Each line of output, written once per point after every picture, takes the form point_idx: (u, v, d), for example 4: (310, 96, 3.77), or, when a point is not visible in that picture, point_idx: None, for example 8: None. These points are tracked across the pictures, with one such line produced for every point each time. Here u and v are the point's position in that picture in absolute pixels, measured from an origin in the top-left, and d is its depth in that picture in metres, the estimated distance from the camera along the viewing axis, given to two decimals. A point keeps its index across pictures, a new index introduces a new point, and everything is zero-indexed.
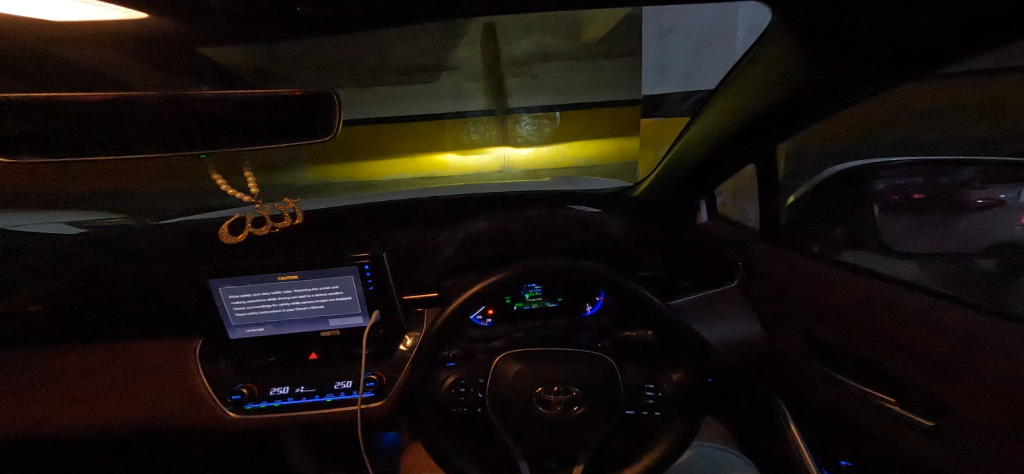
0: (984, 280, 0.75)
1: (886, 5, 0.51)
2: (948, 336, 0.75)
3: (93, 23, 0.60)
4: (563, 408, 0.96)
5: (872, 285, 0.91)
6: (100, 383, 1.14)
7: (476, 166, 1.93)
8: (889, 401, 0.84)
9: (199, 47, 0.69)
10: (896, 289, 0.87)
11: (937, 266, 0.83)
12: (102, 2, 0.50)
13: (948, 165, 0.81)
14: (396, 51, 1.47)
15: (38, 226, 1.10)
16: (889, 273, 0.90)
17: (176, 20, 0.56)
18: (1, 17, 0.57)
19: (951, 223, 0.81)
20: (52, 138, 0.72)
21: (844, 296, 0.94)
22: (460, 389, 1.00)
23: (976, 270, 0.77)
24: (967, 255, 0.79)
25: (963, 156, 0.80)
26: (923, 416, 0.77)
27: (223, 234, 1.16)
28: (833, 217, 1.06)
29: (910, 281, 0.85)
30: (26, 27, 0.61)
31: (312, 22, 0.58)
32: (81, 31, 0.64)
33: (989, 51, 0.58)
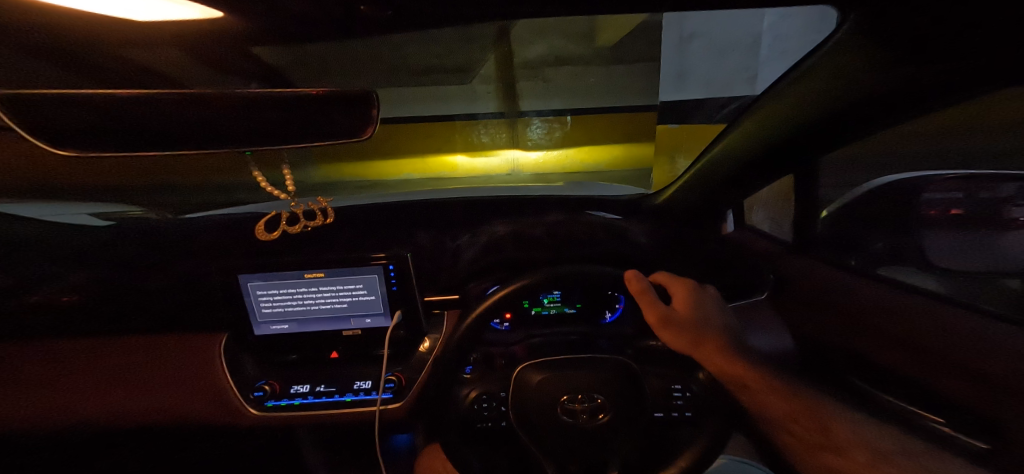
0: (1011, 298, 0.86)
1: None
2: (997, 356, 0.79)
3: (164, 24, 0.62)
4: (589, 416, 0.92)
5: (932, 308, 0.91)
6: (127, 376, 1.16)
7: (484, 167, 1.92)
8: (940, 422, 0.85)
9: (253, 45, 0.71)
10: (962, 313, 0.88)
11: (962, 280, 0.93)
12: (189, 2, 0.52)
13: (983, 180, 0.90)
14: (419, 53, 1.49)
15: (63, 217, 1.13)
16: (914, 284, 0.96)
17: (244, 17, 0.58)
18: (81, 14, 0.58)
19: (992, 242, 0.92)
20: (108, 130, 0.74)
21: (890, 315, 0.95)
22: (483, 405, 1.00)
23: (1003, 287, 0.88)
24: (994, 276, 0.90)
25: (995, 173, 0.90)
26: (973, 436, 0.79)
27: (258, 231, 1.15)
28: (873, 229, 1.03)
29: (935, 291, 0.93)
30: (100, 25, 0.63)
31: (370, 21, 0.60)
32: (148, 32, 0.65)
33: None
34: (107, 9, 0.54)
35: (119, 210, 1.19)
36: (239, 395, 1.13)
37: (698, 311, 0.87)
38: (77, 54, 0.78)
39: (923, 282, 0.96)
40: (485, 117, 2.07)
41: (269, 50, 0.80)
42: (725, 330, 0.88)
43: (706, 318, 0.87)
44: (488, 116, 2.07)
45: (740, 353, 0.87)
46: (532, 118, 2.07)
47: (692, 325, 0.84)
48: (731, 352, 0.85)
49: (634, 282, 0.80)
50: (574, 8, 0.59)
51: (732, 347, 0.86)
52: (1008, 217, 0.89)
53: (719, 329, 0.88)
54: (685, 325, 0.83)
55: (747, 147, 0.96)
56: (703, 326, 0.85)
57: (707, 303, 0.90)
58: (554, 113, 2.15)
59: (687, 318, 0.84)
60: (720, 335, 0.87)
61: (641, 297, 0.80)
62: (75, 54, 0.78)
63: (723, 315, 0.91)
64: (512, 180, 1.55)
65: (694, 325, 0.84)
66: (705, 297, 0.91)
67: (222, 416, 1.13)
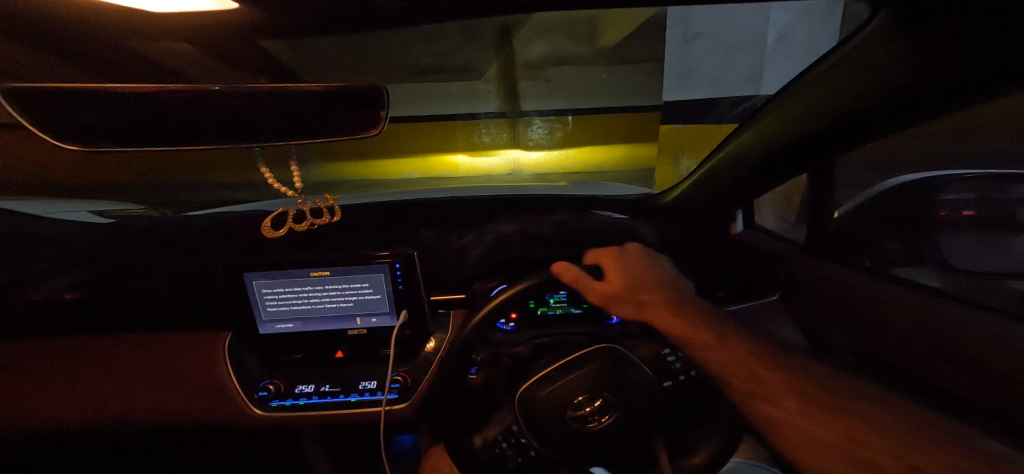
0: (1011, 297, 0.92)
1: None
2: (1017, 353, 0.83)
3: (180, 15, 0.60)
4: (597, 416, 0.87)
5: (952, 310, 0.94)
6: (130, 375, 1.15)
7: (487, 168, 1.77)
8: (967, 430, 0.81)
9: (263, 38, 0.69)
10: (981, 318, 0.91)
11: (964, 281, 0.97)
12: None
13: (1005, 180, 0.89)
14: (424, 51, 1.47)
15: (68, 214, 1.09)
16: (921, 282, 0.99)
17: (259, 8, 0.57)
18: (101, 6, 0.57)
19: (1007, 242, 0.92)
20: (113, 124, 0.73)
21: (908, 318, 0.95)
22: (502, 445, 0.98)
23: (1008, 288, 0.93)
24: (996, 276, 0.95)
25: (1015, 173, 0.89)
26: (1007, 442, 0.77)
27: (264, 227, 1.12)
28: (888, 231, 1.01)
29: (943, 291, 0.97)
30: (115, 16, 0.61)
31: (387, 13, 0.59)
32: (163, 23, 0.64)
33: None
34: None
35: (121, 208, 1.16)
36: (244, 395, 1.12)
37: (634, 276, 0.90)
38: (81, 45, 0.77)
39: (932, 280, 0.99)
40: (486, 117, 2.04)
41: (277, 44, 0.79)
42: (665, 286, 0.92)
43: (645, 280, 0.91)
44: (488, 117, 2.04)
45: (683, 305, 0.90)
46: (533, 118, 2.01)
47: (631, 293, 0.87)
48: (674, 306, 0.89)
49: (567, 272, 0.81)
50: None
51: (675, 303, 0.89)
52: (1018, 219, 0.89)
53: (660, 287, 0.91)
54: (625, 296, 0.87)
55: (762, 146, 0.94)
56: (641, 290, 0.88)
57: (643, 267, 0.94)
58: (555, 113, 2.09)
59: (625, 288, 0.88)
60: (662, 293, 0.90)
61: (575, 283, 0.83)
62: (79, 45, 0.76)
63: (662, 275, 0.95)
64: (513, 181, 1.52)
65: (634, 292, 0.88)
66: (641, 263, 0.95)
67: (226, 416, 1.12)
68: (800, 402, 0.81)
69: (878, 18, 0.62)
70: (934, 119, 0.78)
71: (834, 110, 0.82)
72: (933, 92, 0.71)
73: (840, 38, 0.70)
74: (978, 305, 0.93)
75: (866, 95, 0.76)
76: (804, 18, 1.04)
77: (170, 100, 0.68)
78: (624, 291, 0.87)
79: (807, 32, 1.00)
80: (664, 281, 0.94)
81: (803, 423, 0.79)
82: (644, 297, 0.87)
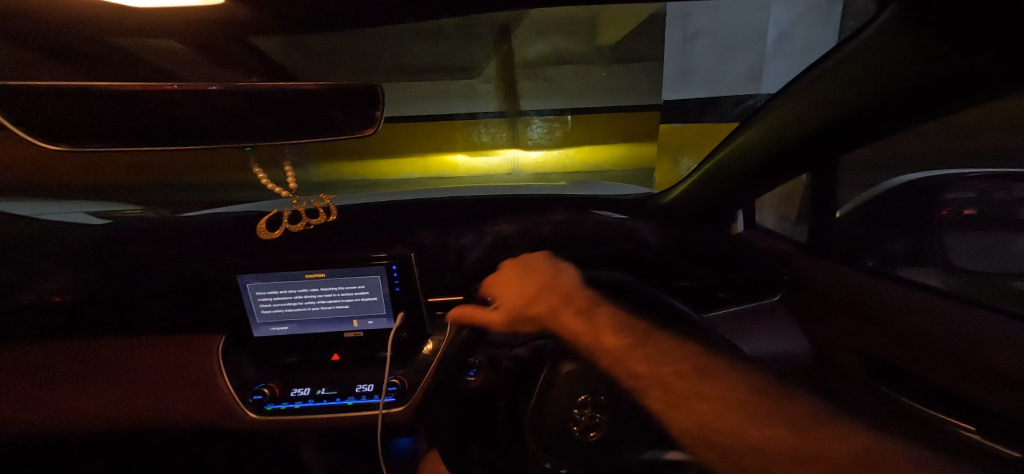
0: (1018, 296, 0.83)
1: None
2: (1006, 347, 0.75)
3: (167, 10, 0.58)
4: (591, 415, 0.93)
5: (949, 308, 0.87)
6: (124, 377, 1.14)
7: (486, 168, 1.76)
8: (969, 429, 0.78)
9: (253, 36, 0.68)
10: (981, 317, 0.82)
11: (965, 282, 0.90)
12: None
13: (999, 179, 0.89)
14: (421, 49, 1.46)
15: (61, 215, 1.09)
16: (918, 280, 0.94)
17: (245, 3, 0.55)
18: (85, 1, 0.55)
19: (1009, 243, 0.89)
20: (100, 123, 0.72)
21: (910, 318, 0.90)
22: None
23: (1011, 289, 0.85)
24: (999, 277, 0.88)
25: (1007, 174, 0.89)
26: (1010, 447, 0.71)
27: (260, 230, 1.13)
28: (892, 230, 0.99)
29: (942, 289, 0.90)
30: (100, 12, 0.60)
31: (377, 8, 0.57)
32: (149, 19, 0.62)
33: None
34: None
35: (122, 209, 1.17)
36: (239, 398, 1.10)
37: (523, 288, 0.95)
38: (69, 44, 0.76)
39: (932, 280, 0.93)
40: (486, 117, 2.02)
41: (271, 41, 0.78)
42: (558, 288, 0.94)
43: (535, 292, 0.94)
44: (488, 116, 2.02)
45: (576, 302, 0.91)
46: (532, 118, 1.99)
47: (518, 310, 0.92)
48: (567, 308, 0.91)
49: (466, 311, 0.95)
50: None
51: (567, 303, 0.92)
52: (1018, 219, 0.87)
53: (551, 291, 0.94)
54: (516, 315, 0.92)
55: (763, 146, 0.93)
56: (532, 304, 0.92)
57: (531, 276, 0.98)
58: (554, 113, 2.03)
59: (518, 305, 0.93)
60: (553, 297, 0.93)
61: (470, 309, 0.95)
62: (67, 43, 0.75)
63: (558, 278, 0.96)
64: (512, 181, 1.50)
65: (526, 305, 0.92)
66: (534, 274, 0.98)
67: (220, 420, 1.11)
68: (682, 381, 0.78)
69: (881, 15, 0.61)
70: (937, 120, 0.78)
71: (837, 109, 0.80)
72: (938, 92, 0.70)
73: (844, 37, 0.68)
74: (991, 308, 0.82)
75: (869, 95, 0.75)
76: (806, 16, 1.03)
77: (161, 98, 0.67)
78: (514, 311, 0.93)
79: (809, 30, 0.98)
80: (559, 281, 0.96)
81: (705, 400, 0.74)
82: (533, 309, 0.91)
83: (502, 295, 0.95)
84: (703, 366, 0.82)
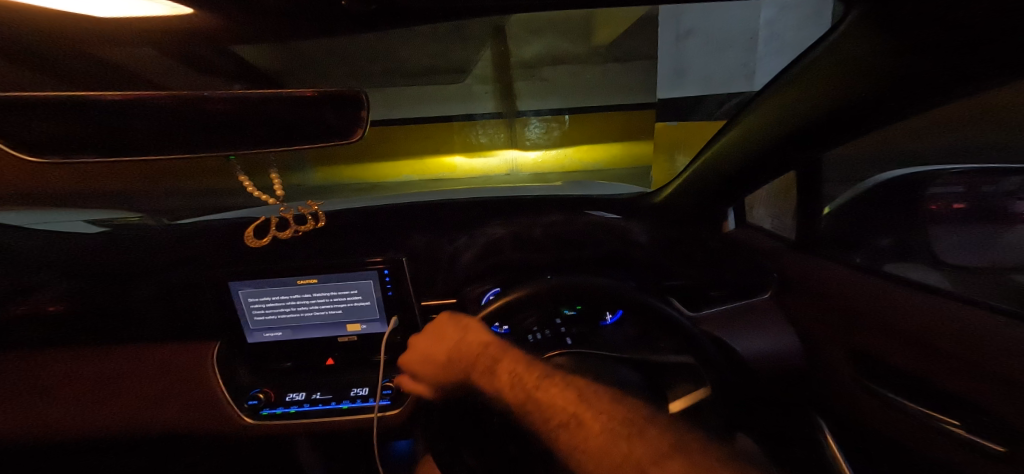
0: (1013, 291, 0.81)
1: None
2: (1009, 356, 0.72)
3: (138, 20, 0.59)
4: None
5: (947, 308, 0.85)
6: (123, 386, 1.15)
7: (484, 169, 1.82)
8: (954, 424, 0.79)
9: (234, 44, 0.69)
10: (990, 322, 0.78)
11: (963, 278, 0.88)
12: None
13: (991, 173, 0.84)
14: (410, 54, 1.46)
15: (63, 225, 1.10)
16: (912, 277, 0.94)
17: (220, 14, 0.57)
18: (54, 14, 0.56)
19: (996, 237, 0.85)
20: (87, 137, 0.73)
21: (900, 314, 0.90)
22: None
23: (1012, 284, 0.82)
24: (998, 270, 0.85)
25: (1007, 165, 0.82)
26: (995, 441, 0.72)
27: (247, 237, 1.14)
28: (879, 226, 1.01)
29: (933, 286, 0.90)
30: (73, 24, 0.61)
31: (355, 17, 0.59)
32: (121, 29, 0.63)
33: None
34: (64, 6, 0.52)
35: (114, 216, 1.14)
36: (235, 404, 1.12)
37: (433, 364, 0.81)
38: (60, 60, 0.78)
39: (933, 280, 0.91)
40: (483, 117, 2.06)
41: (252, 50, 0.79)
42: (466, 348, 0.78)
43: (445, 356, 0.80)
44: (485, 117, 2.06)
45: (489, 357, 0.75)
46: (530, 118, 2.01)
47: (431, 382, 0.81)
48: (478, 370, 0.76)
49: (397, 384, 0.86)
50: None
51: (488, 363, 0.75)
52: (1012, 212, 0.82)
53: (464, 352, 0.78)
54: (437, 384, 0.81)
55: (746, 145, 0.94)
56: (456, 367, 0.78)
57: (441, 337, 0.81)
58: (552, 113, 2.07)
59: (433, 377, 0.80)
60: (464, 362, 0.77)
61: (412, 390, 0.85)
62: (55, 58, 0.76)
63: (468, 333, 0.79)
64: (511, 181, 1.53)
65: (437, 379, 0.80)
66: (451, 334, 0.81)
67: (218, 425, 1.12)
68: (565, 432, 0.68)
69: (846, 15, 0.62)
70: (914, 116, 0.80)
71: (816, 109, 0.81)
72: (903, 87, 0.72)
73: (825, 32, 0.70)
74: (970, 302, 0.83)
75: (845, 93, 0.77)
76: (793, 13, 1.03)
77: (151, 104, 0.69)
78: (429, 380, 0.81)
79: (797, 28, 0.99)
80: (472, 337, 0.78)
81: (583, 452, 0.66)
82: (450, 378, 0.79)
83: (426, 362, 0.82)
84: (583, 412, 0.69)
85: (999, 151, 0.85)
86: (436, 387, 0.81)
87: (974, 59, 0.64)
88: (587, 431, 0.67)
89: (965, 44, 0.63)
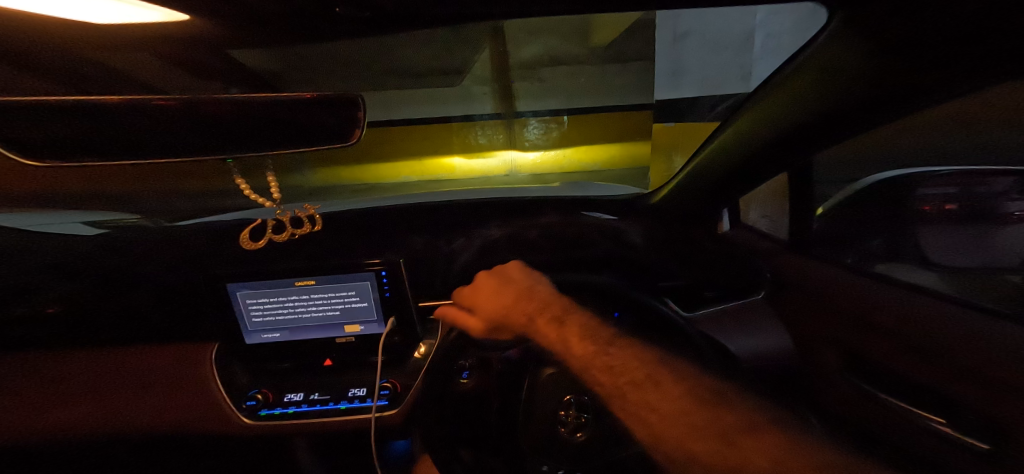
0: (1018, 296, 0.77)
1: None
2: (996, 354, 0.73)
3: (135, 25, 0.60)
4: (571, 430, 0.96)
5: (937, 308, 0.86)
6: (122, 388, 1.16)
7: (483, 169, 1.82)
8: (940, 422, 0.83)
9: (232, 48, 0.70)
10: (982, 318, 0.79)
11: (955, 278, 0.86)
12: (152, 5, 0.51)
13: (982, 174, 0.82)
14: (408, 56, 1.46)
15: (61, 226, 1.10)
16: (907, 279, 0.92)
17: (217, 20, 0.58)
18: (52, 20, 0.57)
19: (987, 236, 0.82)
20: (86, 141, 0.74)
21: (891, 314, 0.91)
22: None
23: (1002, 283, 0.80)
24: (990, 271, 0.82)
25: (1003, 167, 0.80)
26: (978, 439, 0.75)
27: (244, 241, 1.14)
28: (871, 228, 1.00)
29: (927, 287, 0.89)
30: (71, 29, 0.62)
31: (351, 23, 0.61)
32: (118, 34, 0.64)
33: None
34: (63, 12, 0.53)
35: (115, 219, 1.16)
36: (233, 405, 1.12)
37: (498, 307, 0.96)
38: (57, 64, 0.78)
39: (935, 284, 0.89)
40: (481, 119, 2.06)
41: (249, 54, 0.80)
42: (536, 296, 0.96)
43: (512, 299, 0.96)
44: (484, 118, 2.06)
45: (556, 309, 0.95)
46: (529, 119, 2.04)
47: (494, 318, 0.95)
48: (542, 317, 0.93)
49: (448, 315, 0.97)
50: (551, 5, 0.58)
51: (555, 310, 0.95)
52: (1002, 212, 0.79)
53: (534, 299, 0.96)
54: (495, 323, 0.94)
55: (738, 147, 0.95)
56: (522, 307, 0.95)
57: (512, 287, 0.99)
58: (551, 113, 2.08)
59: (495, 316, 0.95)
60: (531, 305, 0.95)
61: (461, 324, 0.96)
62: (53, 62, 0.77)
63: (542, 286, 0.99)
64: (512, 181, 1.57)
65: (498, 318, 0.94)
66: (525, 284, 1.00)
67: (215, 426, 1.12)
68: (635, 390, 0.85)
69: None
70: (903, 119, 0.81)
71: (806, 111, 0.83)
72: (886, 91, 0.75)
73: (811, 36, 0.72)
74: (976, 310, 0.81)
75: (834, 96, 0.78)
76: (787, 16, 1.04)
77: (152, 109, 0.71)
78: (490, 317, 0.95)
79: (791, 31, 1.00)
80: (542, 289, 0.99)
81: (655, 413, 0.82)
82: (513, 320, 0.93)
83: (496, 302, 0.97)
84: (649, 376, 0.87)
85: (989, 152, 0.84)
86: (492, 325, 0.94)
87: (957, 63, 0.66)
88: (665, 393, 0.84)
89: (948, 49, 0.65)
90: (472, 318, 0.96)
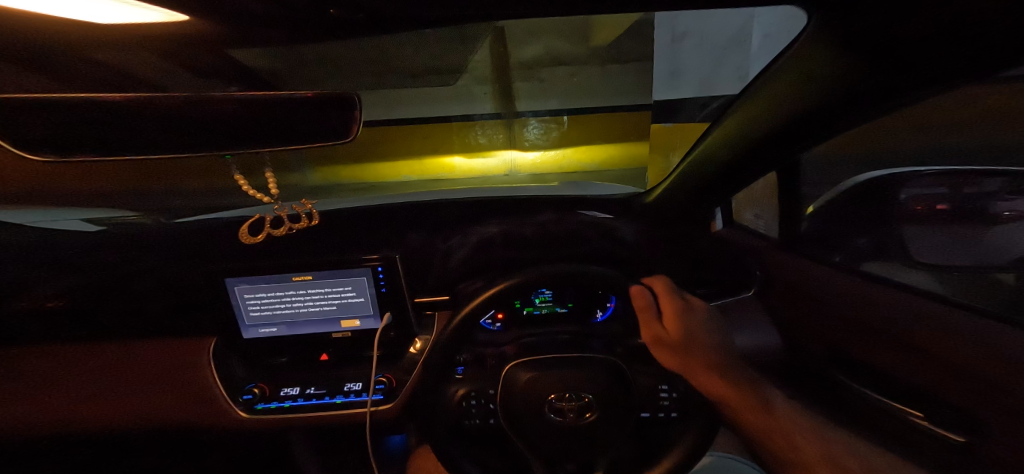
0: (1005, 291, 0.90)
1: (905, 8, 0.53)
2: None
3: (131, 24, 0.61)
4: (576, 414, 0.91)
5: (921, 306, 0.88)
6: (121, 381, 1.17)
7: (484, 169, 2.00)
8: (920, 417, 0.87)
9: (228, 47, 0.72)
10: (959, 315, 0.89)
11: (951, 277, 0.98)
12: (147, 4, 0.53)
13: (969, 177, 0.96)
14: (409, 56, 1.48)
15: (60, 223, 1.13)
16: (906, 282, 1.00)
17: (212, 19, 0.59)
18: (52, 19, 0.58)
19: (977, 236, 0.98)
20: (85, 138, 0.75)
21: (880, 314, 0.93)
22: (472, 401, 0.98)
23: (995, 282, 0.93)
24: (987, 269, 0.96)
25: (984, 169, 0.95)
26: (953, 431, 0.81)
27: (241, 234, 1.15)
28: (861, 227, 1.11)
29: (922, 288, 0.98)
30: (71, 29, 0.63)
31: (346, 24, 0.62)
32: (114, 32, 0.65)
33: (1008, 67, 0.57)
34: (61, 11, 0.54)
35: (113, 216, 1.19)
36: (229, 398, 1.13)
37: (692, 337, 0.86)
38: (61, 62, 0.80)
39: (916, 280, 1.00)
40: (482, 118, 2.10)
41: (248, 53, 0.82)
42: (720, 353, 0.88)
43: (703, 343, 0.87)
44: (484, 117, 2.09)
45: (735, 380, 0.86)
46: (529, 119, 2.08)
47: (677, 343, 0.85)
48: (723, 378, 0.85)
49: (639, 299, 0.83)
50: (541, 6, 0.60)
51: (736, 382, 0.86)
52: (991, 212, 0.94)
53: (720, 356, 0.88)
54: (673, 346, 0.85)
55: (725, 146, 0.97)
56: (706, 354, 0.86)
57: (707, 328, 0.89)
58: (550, 113, 2.16)
59: (677, 339, 0.85)
60: (713, 358, 0.86)
61: (641, 315, 0.85)
62: (56, 60, 0.79)
63: (729, 352, 0.91)
64: (510, 181, 1.58)
65: (683, 347, 0.85)
66: (716, 335, 0.91)
67: (213, 420, 1.14)
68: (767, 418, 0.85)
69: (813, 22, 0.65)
70: (885, 119, 0.81)
71: (790, 114, 0.83)
72: (860, 93, 0.72)
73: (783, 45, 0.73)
74: (966, 307, 0.89)
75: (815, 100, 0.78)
76: None
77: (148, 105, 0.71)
78: (677, 341, 0.85)
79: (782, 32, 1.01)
80: (726, 356, 0.89)
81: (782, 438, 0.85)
82: (693, 361, 0.85)
83: (690, 334, 0.86)
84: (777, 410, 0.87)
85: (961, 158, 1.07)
86: (669, 342, 0.85)
87: None
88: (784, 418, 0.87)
89: None
90: (661, 326, 0.85)
